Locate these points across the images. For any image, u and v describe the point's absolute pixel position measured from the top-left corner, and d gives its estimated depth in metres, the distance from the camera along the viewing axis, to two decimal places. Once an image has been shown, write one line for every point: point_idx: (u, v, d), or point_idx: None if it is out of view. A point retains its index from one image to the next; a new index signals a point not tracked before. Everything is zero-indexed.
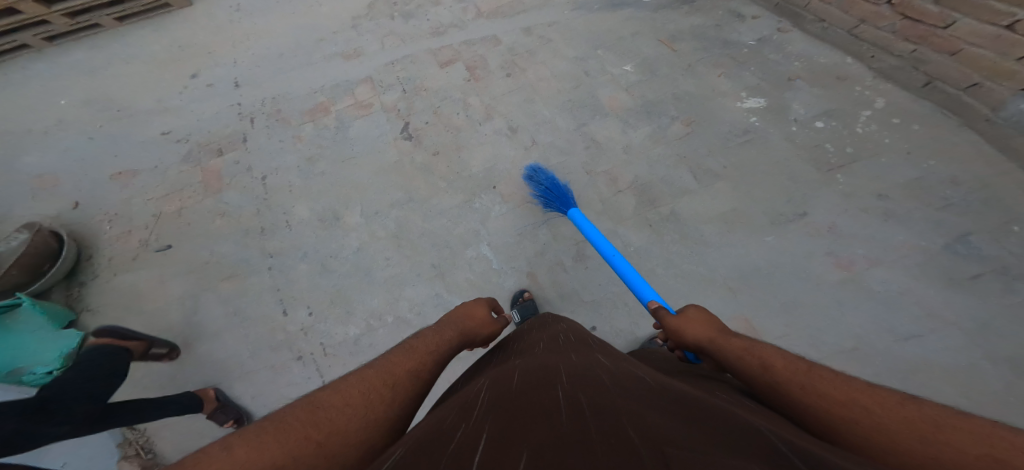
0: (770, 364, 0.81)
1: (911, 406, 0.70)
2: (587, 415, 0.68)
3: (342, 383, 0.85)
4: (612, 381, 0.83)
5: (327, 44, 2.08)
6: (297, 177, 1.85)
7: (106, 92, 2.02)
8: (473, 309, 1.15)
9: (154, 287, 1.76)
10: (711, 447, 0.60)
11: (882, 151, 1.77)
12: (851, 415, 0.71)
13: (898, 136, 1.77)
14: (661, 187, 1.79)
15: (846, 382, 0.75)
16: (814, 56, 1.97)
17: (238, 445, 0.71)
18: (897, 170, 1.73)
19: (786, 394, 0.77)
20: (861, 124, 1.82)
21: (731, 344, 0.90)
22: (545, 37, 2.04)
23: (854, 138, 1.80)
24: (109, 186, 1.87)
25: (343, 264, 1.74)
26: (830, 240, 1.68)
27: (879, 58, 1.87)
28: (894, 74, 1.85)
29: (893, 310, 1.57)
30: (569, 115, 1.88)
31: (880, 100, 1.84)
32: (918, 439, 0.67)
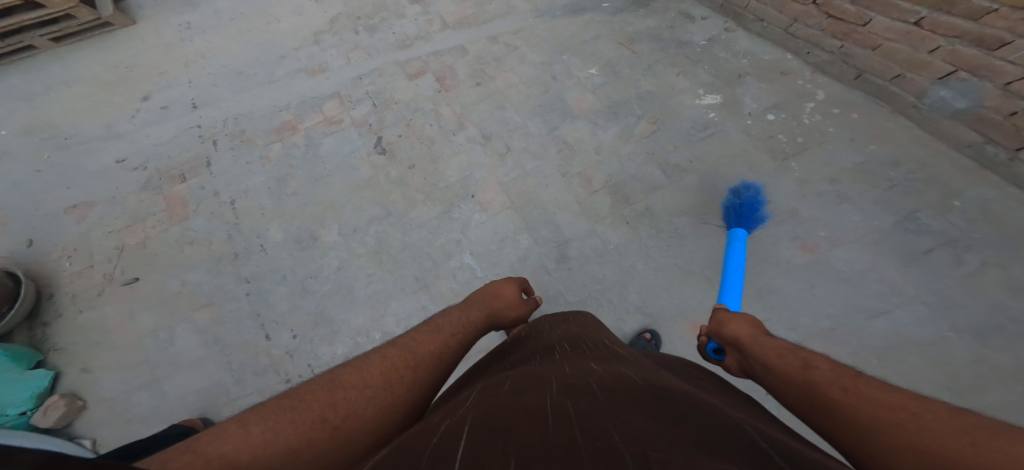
0: (814, 366, 0.80)
1: (967, 415, 0.63)
2: (578, 418, 0.71)
3: (360, 364, 0.86)
4: (602, 389, 0.86)
5: (289, 60, 2.04)
6: (268, 198, 1.81)
7: (51, 120, 1.92)
8: (500, 289, 1.27)
9: (124, 322, 1.69)
10: (693, 453, 0.62)
11: (829, 138, 1.88)
12: (890, 416, 0.67)
13: (840, 125, 1.90)
14: (633, 185, 1.85)
15: (894, 390, 0.70)
16: (759, 54, 2.08)
17: (254, 424, 0.70)
18: (845, 156, 1.85)
19: (824, 395, 0.74)
20: (807, 115, 1.94)
21: (773, 345, 0.90)
22: (512, 44, 2.07)
23: (803, 129, 1.92)
24: (63, 220, 1.77)
25: (324, 284, 1.71)
26: (794, 226, 1.78)
27: (814, 54, 2.00)
28: (827, 68, 1.98)
29: (856, 288, 1.67)
30: (540, 120, 1.92)
31: (821, 93, 1.97)
32: (963, 442, 0.60)
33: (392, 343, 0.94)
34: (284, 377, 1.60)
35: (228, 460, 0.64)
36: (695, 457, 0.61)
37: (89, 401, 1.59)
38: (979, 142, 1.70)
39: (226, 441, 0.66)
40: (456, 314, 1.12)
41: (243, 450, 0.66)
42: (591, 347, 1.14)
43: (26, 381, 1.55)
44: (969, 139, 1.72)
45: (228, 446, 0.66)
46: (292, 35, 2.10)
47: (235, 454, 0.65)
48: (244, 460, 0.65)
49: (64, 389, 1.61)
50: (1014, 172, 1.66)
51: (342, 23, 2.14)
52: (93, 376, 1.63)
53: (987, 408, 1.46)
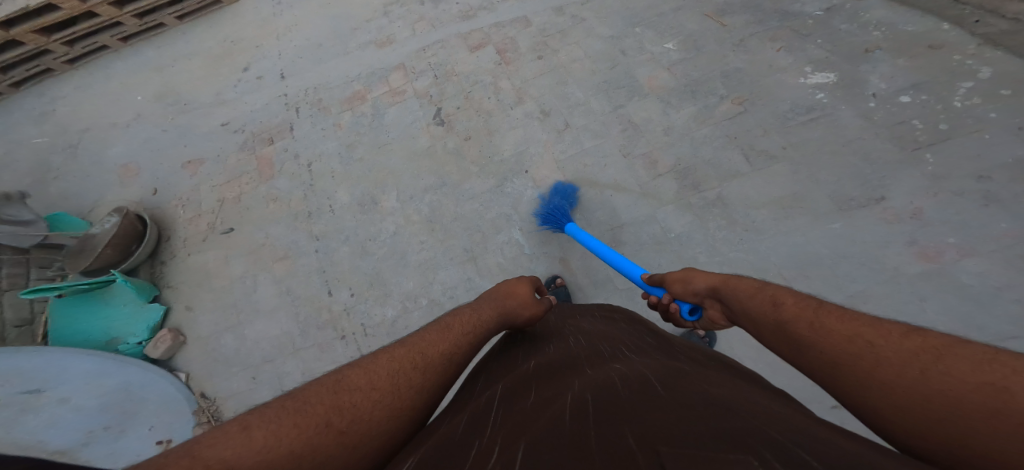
0: (780, 300, 0.72)
1: (915, 337, 0.58)
2: (591, 419, 0.64)
3: (368, 364, 0.81)
4: (630, 384, 0.76)
5: (362, 32, 2.15)
6: (338, 163, 1.94)
7: (175, 87, 2.20)
8: (516, 286, 1.13)
9: (220, 266, 1.93)
10: (713, 443, 0.52)
11: (987, 126, 1.53)
12: (852, 350, 0.60)
13: (1007, 110, 1.53)
14: (706, 170, 1.66)
15: (854, 317, 0.64)
16: (899, 25, 1.74)
17: (255, 428, 0.66)
18: (1003, 147, 1.49)
19: (792, 334, 0.67)
20: (961, 97, 1.58)
21: (742, 285, 0.79)
22: (578, 16, 1.97)
23: (950, 114, 1.57)
24: (180, 174, 2.06)
25: (380, 247, 1.79)
26: (912, 227, 1.47)
27: (986, 23, 1.63)
28: (1003, 40, 1.61)
29: (988, 309, 1.35)
30: (604, 97, 1.81)
31: (988, 70, 1.60)
32: (918, 372, 0.55)
33: (400, 341, 0.89)
34: (341, 332, 1.72)
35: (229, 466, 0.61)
36: (719, 452, 0.50)
37: (188, 338, 1.86)
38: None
39: (226, 446, 0.63)
40: (469, 313, 1.05)
41: (243, 454, 0.63)
42: (623, 342, 1.04)
43: (146, 312, 1.87)
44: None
45: (227, 451, 0.62)
46: (363, 8, 2.21)
47: (234, 458, 0.62)
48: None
49: (173, 322, 1.90)
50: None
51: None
52: (195, 312, 1.89)
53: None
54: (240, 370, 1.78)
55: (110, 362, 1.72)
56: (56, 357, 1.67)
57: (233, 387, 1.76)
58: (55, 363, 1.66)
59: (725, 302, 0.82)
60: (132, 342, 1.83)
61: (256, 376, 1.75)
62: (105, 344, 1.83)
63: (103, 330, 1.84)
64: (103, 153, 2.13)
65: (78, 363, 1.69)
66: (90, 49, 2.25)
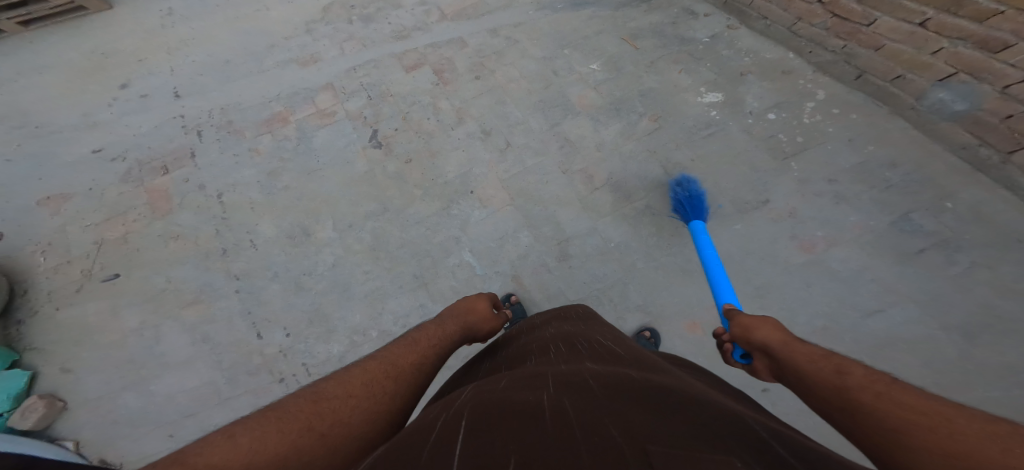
0: (846, 369, 0.73)
1: (1007, 424, 0.57)
2: (578, 417, 0.70)
3: (341, 376, 0.84)
4: (599, 384, 0.84)
5: (279, 50, 1.96)
6: (258, 192, 1.75)
7: (21, 106, 1.82)
8: (474, 303, 1.26)
9: (106, 320, 1.61)
10: (688, 445, 0.62)
11: (828, 138, 1.89)
12: (923, 421, 0.60)
13: (840, 125, 1.90)
14: (634, 182, 1.83)
15: (934, 397, 0.63)
16: (761, 52, 2.07)
17: (241, 434, 0.69)
18: (841, 156, 1.86)
19: (855, 400, 0.68)
20: (808, 114, 1.94)
21: (805, 351, 0.82)
22: (512, 38, 2.02)
23: (803, 128, 1.92)
24: (37, 212, 1.68)
25: (318, 281, 1.66)
26: (792, 225, 1.79)
27: (817, 53, 1.99)
28: (830, 69, 1.97)
29: (851, 287, 1.69)
30: (541, 116, 1.88)
31: (823, 92, 1.97)
32: (999, 450, 0.54)
33: (371, 356, 0.93)
34: (279, 376, 1.55)
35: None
36: (700, 453, 0.60)
37: (71, 402, 1.53)
38: (974, 143, 1.71)
39: (212, 452, 0.66)
40: (434, 327, 1.10)
41: (232, 459, 0.66)
42: (587, 339, 1.12)
43: (3, 381, 1.48)
44: (964, 141, 1.73)
45: (214, 456, 0.65)
46: (280, 26, 2.01)
47: (223, 462, 0.65)
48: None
49: (44, 388, 1.53)
50: (1007, 174, 1.67)
51: (335, 12, 2.06)
52: (76, 375, 1.55)
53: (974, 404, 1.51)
54: (151, 430, 1.50)
55: None
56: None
57: (144, 450, 1.48)
58: None
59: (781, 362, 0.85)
60: None
61: (174, 436, 1.49)
62: None
63: None
64: None
65: None
66: None
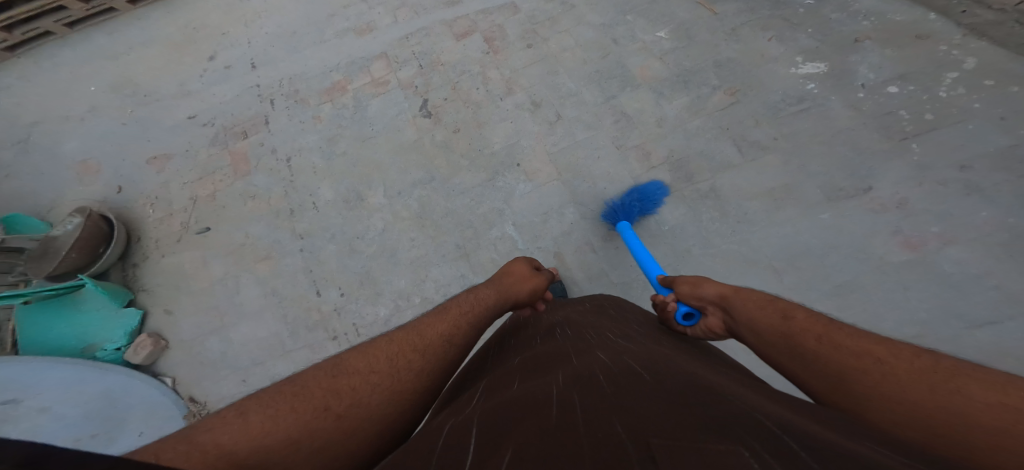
0: (790, 314, 0.79)
1: (927, 357, 0.64)
2: (580, 409, 0.65)
3: (366, 351, 0.82)
4: (609, 373, 0.79)
5: (339, 19, 2.04)
6: (320, 158, 1.87)
7: (132, 77, 2.08)
8: (511, 265, 1.18)
9: (198, 267, 1.82)
10: (696, 433, 0.54)
11: (969, 117, 1.55)
12: (864, 365, 0.66)
13: (989, 100, 1.56)
14: (699, 161, 1.66)
15: (863, 335, 0.70)
16: (887, 14, 1.75)
17: (253, 413, 0.67)
18: (984, 137, 1.52)
19: (801, 344, 0.73)
20: (946, 87, 1.60)
21: (754, 298, 0.86)
22: (568, 3, 1.91)
23: (936, 104, 1.59)
24: (145, 171, 1.94)
25: (369, 245, 1.74)
26: (897, 217, 1.51)
27: (972, 13, 1.65)
28: (990, 31, 1.62)
29: (963, 296, 1.41)
30: (596, 88, 1.77)
31: (972, 60, 1.62)
32: (926, 389, 0.61)
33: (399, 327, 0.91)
34: (331, 332, 1.66)
35: (223, 450, 0.62)
36: (704, 442, 0.51)
37: (170, 342, 1.74)
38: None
39: (222, 431, 0.64)
40: (468, 294, 1.06)
41: (239, 440, 0.64)
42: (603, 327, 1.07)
43: (121, 318, 1.74)
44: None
45: (224, 435, 0.63)
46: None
47: (231, 443, 0.63)
48: (241, 450, 0.63)
49: (148, 325, 1.77)
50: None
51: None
52: (174, 316, 1.77)
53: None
54: (228, 374, 1.68)
55: (88, 370, 1.64)
56: (36, 367, 1.60)
57: (221, 387, 1.67)
58: (32, 374, 1.60)
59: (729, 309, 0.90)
60: (110, 349, 1.72)
61: (245, 380, 1.66)
62: (81, 351, 1.73)
63: (79, 337, 1.74)
64: (59, 149, 2.01)
65: (60, 371, 1.62)
66: (33, 34, 2.12)
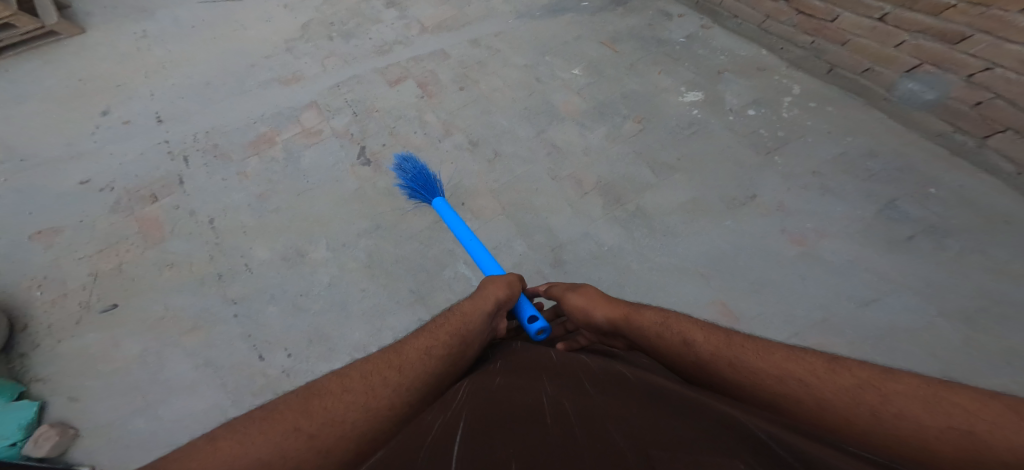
0: (691, 338, 0.87)
1: (841, 371, 0.74)
2: (579, 417, 0.70)
3: (346, 374, 0.84)
4: (588, 381, 0.86)
5: (260, 69, 2.21)
6: (250, 216, 1.85)
7: (10, 139, 2.00)
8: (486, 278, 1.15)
9: (108, 349, 1.59)
10: (693, 445, 0.60)
11: (808, 132, 1.87)
12: (796, 391, 0.74)
13: (818, 119, 1.89)
14: (623, 185, 1.82)
15: (772, 354, 0.80)
16: (735, 50, 2.09)
17: (224, 437, 0.70)
18: (821, 148, 1.84)
19: (718, 375, 0.82)
20: (786, 110, 1.93)
21: (646, 318, 0.94)
22: (493, 47, 2.14)
23: (783, 123, 1.90)
24: (30, 247, 1.76)
25: (315, 301, 1.69)
26: (781, 218, 1.74)
27: (788, 50, 2.03)
28: (803, 64, 2.00)
29: (844, 278, 1.63)
30: (528, 123, 1.92)
31: (798, 88, 1.97)
32: (870, 412, 0.69)
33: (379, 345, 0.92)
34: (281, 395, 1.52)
35: None
36: (703, 454, 0.58)
37: (83, 429, 1.49)
38: (948, 130, 1.72)
39: (196, 457, 0.68)
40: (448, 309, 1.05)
41: (209, 465, 0.67)
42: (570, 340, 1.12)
43: (12, 411, 1.45)
44: (938, 128, 1.74)
45: (198, 461, 0.67)
46: (262, 44, 2.29)
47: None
48: None
49: (52, 417, 1.50)
50: (984, 160, 1.68)
51: (317, 29, 2.33)
52: (82, 402, 1.52)
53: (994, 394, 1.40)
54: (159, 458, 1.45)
55: None
56: None
57: None
58: None
59: (630, 333, 0.96)
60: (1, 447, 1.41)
61: None
62: None
63: None
64: None
65: None
66: None
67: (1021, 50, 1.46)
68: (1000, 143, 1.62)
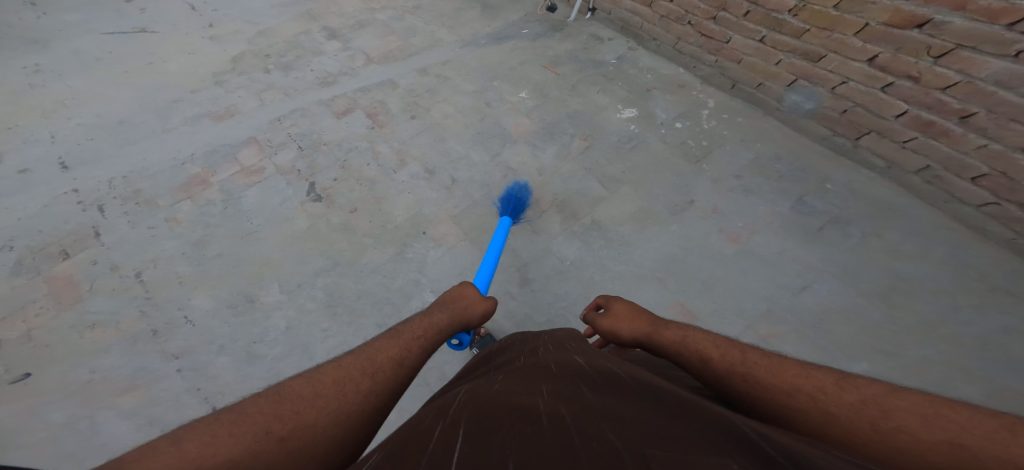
0: (706, 356, 0.89)
1: (847, 388, 0.75)
2: (578, 416, 0.68)
3: (318, 378, 0.75)
4: (580, 378, 0.84)
5: (186, 104, 2.19)
6: (186, 265, 1.78)
7: None
8: (463, 290, 1.20)
9: (25, 419, 1.47)
10: (698, 448, 0.59)
11: (726, 140, 1.93)
12: (802, 404, 0.75)
13: (732, 128, 1.96)
14: (578, 200, 1.86)
15: (783, 369, 0.81)
16: (659, 69, 2.18)
17: (189, 440, 0.61)
18: (736, 155, 1.90)
19: (729, 388, 0.82)
20: (705, 121, 2.00)
21: (669, 338, 0.99)
22: (441, 75, 2.22)
23: (704, 134, 1.96)
24: None
25: (272, 348, 1.63)
26: (718, 220, 1.79)
27: (698, 68, 2.12)
28: (712, 80, 2.09)
29: (778, 270, 1.68)
30: (482, 148, 1.99)
31: (711, 101, 2.05)
32: (870, 426, 0.70)
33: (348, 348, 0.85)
34: None
35: None
36: (702, 456, 0.58)
37: None
38: (830, 134, 1.84)
39: (154, 460, 0.58)
40: (421, 319, 1.03)
41: (174, 467, 0.58)
42: (567, 345, 1.11)
43: None
44: (821, 133, 1.86)
45: (157, 463, 0.57)
46: (187, 80, 2.28)
47: None
48: None
49: None
50: (862, 157, 1.81)
51: (250, 62, 2.35)
52: None
53: (915, 364, 1.48)
54: None
55: None
56: None
57: None
58: None
59: (655, 347, 1.02)
60: None
61: None
62: None
63: None
64: None
65: None
66: None
67: (864, 66, 1.64)
68: (871, 144, 1.76)
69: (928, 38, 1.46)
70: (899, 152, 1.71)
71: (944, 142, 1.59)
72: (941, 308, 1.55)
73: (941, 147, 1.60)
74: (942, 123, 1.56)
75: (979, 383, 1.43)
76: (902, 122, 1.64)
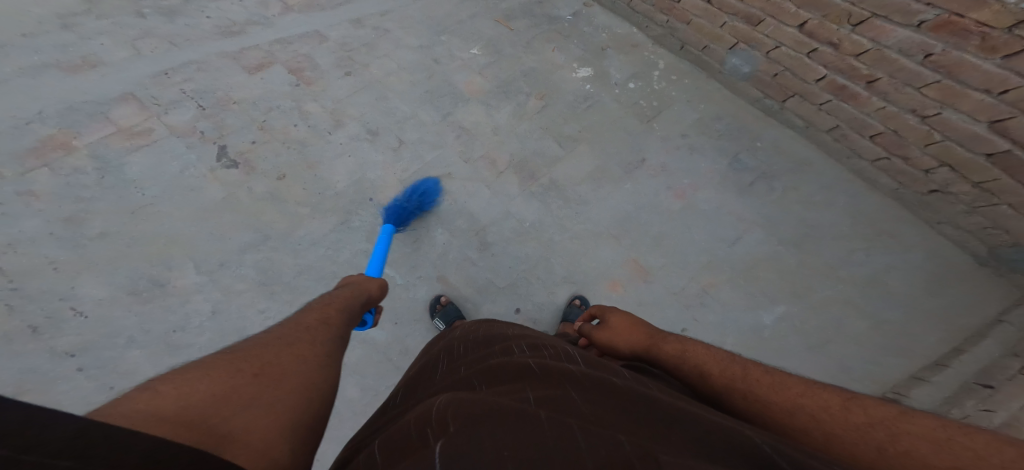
0: (707, 371, 0.84)
1: (855, 409, 0.69)
2: (584, 446, 0.53)
3: (267, 340, 0.71)
4: (570, 383, 0.69)
5: (18, 50, 1.79)
6: (60, 248, 1.47)
7: None
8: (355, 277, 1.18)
9: None
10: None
11: (674, 101, 2.01)
12: (802, 424, 0.70)
13: (680, 89, 2.04)
14: (535, 160, 1.83)
15: (786, 386, 0.76)
16: (614, 28, 2.20)
17: (163, 385, 0.55)
18: (684, 114, 1.98)
19: (733, 402, 0.78)
20: (657, 82, 2.06)
21: (668, 350, 0.94)
22: (381, 28, 2.04)
23: (654, 94, 2.02)
24: None
25: (196, 335, 1.42)
26: (666, 177, 1.86)
27: (651, 29, 2.16)
28: (663, 41, 2.14)
29: (716, 223, 1.79)
30: (431, 107, 1.87)
31: (662, 63, 2.12)
32: (876, 449, 0.64)
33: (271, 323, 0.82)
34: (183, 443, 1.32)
35: (151, 415, 0.51)
36: None
37: None
38: (761, 97, 1.96)
39: (138, 402, 0.52)
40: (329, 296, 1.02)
41: (161, 404, 0.53)
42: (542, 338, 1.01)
43: None
44: (754, 95, 1.97)
45: (143, 406, 0.52)
46: (21, 20, 1.85)
47: (154, 409, 0.52)
48: (171, 412, 0.52)
49: None
50: (786, 118, 1.94)
51: (115, 3, 1.96)
52: None
53: (819, 304, 1.66)
54: None
55: None
56: None
57: None
58: None
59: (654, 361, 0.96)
60: None
61: None
62: None
63: None
64: None
65: None
66: None
67: (794, 32, 1.71)
68: (794, 106, 1.88)
69: (850, 6, 1.53)
70: (816, 113, 1.83)
71: (852, 105, 1.71)
72: (841, 252, 1.74)
73: (849, 109, 1.73)
74: (853, 88, 1.67)
75: (865, 317, 1.64)
76: (820, 86, 1.76)
